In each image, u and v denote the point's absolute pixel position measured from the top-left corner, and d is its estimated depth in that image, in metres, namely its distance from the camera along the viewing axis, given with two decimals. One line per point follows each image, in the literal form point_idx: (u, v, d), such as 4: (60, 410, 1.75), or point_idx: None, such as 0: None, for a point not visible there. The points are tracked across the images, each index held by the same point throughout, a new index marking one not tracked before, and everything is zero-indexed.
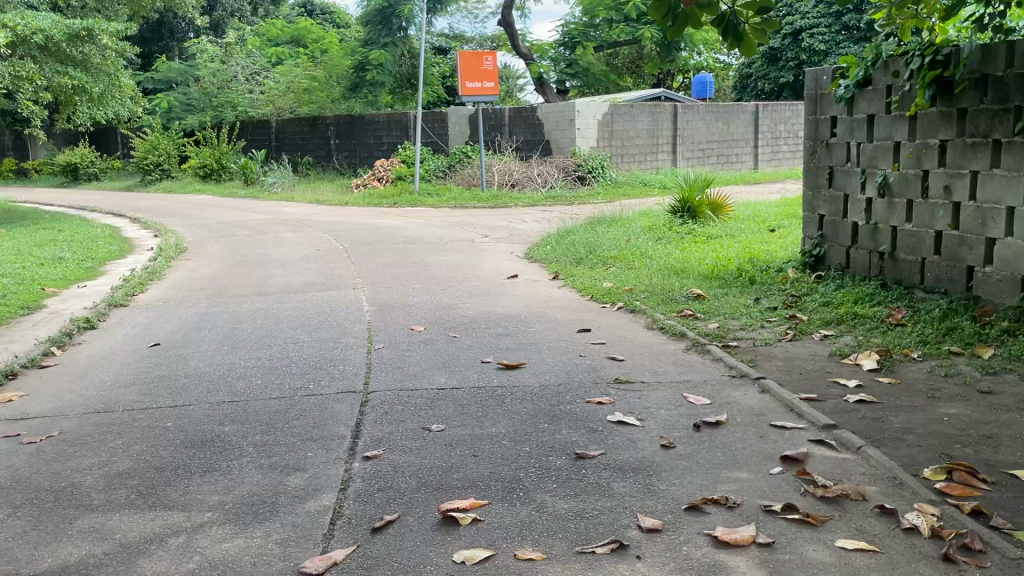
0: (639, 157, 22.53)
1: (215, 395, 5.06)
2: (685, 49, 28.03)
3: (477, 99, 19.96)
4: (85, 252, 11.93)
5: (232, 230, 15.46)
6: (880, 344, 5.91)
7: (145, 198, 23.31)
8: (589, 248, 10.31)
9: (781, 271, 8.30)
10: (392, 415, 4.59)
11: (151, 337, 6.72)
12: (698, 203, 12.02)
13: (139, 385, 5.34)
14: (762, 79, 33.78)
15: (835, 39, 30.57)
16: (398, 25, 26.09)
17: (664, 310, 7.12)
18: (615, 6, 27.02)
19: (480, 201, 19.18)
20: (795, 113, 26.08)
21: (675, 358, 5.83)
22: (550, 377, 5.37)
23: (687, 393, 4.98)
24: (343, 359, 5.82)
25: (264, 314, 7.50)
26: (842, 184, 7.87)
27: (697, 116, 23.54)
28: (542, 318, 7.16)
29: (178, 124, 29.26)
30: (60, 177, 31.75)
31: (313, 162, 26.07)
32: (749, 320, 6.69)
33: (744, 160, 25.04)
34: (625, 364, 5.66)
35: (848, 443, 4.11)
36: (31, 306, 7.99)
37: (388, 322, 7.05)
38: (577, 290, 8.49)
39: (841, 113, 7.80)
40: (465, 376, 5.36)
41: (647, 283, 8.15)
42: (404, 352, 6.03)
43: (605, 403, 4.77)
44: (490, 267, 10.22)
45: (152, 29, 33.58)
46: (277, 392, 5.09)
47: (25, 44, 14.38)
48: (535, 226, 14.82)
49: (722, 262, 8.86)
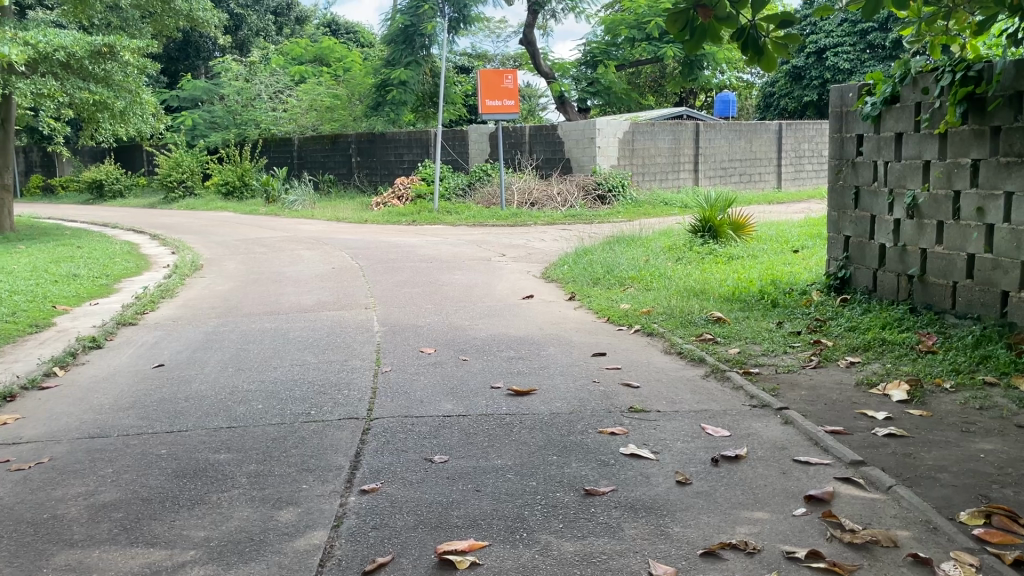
0: (660, 175, 22.29)
1: (213, 421, 4.89)
2: (708, 68, 27.80)
3: (497, 117, 19.85)
4: (101, 269, 11.89)
5: (250, 247, 15.38)
6: (910, 373, 5.63)
7: (167, 215, 23.42)
8: (606, 268, 10.10)
9: (805, 294, 8.03)
10: (394, 444, 4.40)
11: (156, 357, 6.58)
12: (719, 223, 11.77)
13: (138, 408, 5.18)
14: (785, 97, 33.51)
15: (860, 58, 30.25)
16: (420, 44, 26.01)
17: (683, 334, 6.88)
18: (637, 25, 26.86)
19: (499, 219, 19.05)
20: (820, 132, 25.73)
21: (693, 385, 5.58)
22: (561, 404, 5.14)
23: (705, 424, 4.73)
24: (349, 383, 5.63)
25: (272, 334, 7.35)
26: (868, 204, 7.61)
27: (720, 134, 23.29)
28: (557, 341, 6.94)
29: (202, 142, 29.49)
30: (85, 194, 32.09)
31: (334, 180, 26.13)
32: (771, 345, 6.44)
33: (767, 179, 24.72)
34: (640, 391, 5.41)
35: (877, 482, 3.85)
36: (39, 324, 7.91)
37: (398, 343, 6.87)
38: (593, 311, 8.28)
39: (868, 131, 7.56)
40: (473, 403, 5.14)
41: (666, 305, 7.92)
42: (412, 375, 5.84)
43: (619, 433, 4.53)
44: (505, 286, 10.04)
45: (179, 48, 33.94)
46: (277, 418, 4.91)
47: (47, 61, 14.49)
48: (553, 245, 14.64)
49: (743, 284, 8.60)
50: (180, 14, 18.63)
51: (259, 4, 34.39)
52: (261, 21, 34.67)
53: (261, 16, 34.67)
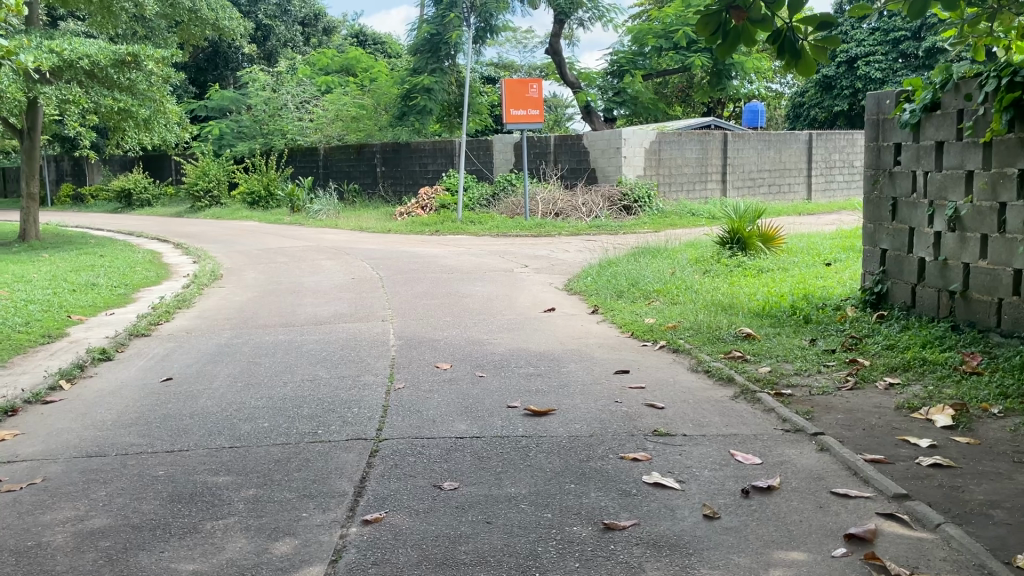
0: (687, 186, 21.92)
1: (216, 440, 4.67)
2: (737, 78, 27.39)
3: (522, 127, 19.63)
4: (121, 278, 11.82)
5: (272, 257, 15.27)
6: (954, 396, 5.27)
7: (194, 224, 23.49)
8: (631, 281, 9.80)
9: (840, 310, 7.68)
10: (401, 468, 4.15)
11: (165, 371, 6.40)
12: (748, 234, 11.42)
13: (140, 426, 4.98)
14: (816, 107, 32.97)
15: (892, 67, 29.73)
16: (446, 53, 25.83)
17: (711, 351, 6.57)
18: (665, 34, 26.55)
19: (523, 229, 18.83)
20: (851, 142, 25.19)
21: (720, 407, 5.27)
22: (580, 426, 4.86)
23: (734, 450, 4.43)
24: (360, 401, 5.39)
25: (286, 347, 7.16)
26: (906, 217, 7.26)
27: (748, 144, 22.89)
28: (579, 357, 6.66)
29: (228, 151, 29.63)
30: (114, 203, 32.39)
31: (359, 190, 26.09)
32: (804, 364, 6.11)
33: (797, 190, 24.25)
34: (664, 413, 5.11)
35: (924, 519, 3.54)
36: (52, 334, 7.80)
37: (413, 358, 6.63)
38: (617, 326, 7.99)
39: (907, 140, 7.22)
40: (487, 424, 4.87)
41: (693, 319, 7.61)
42: (426, 393, 5.58)
43: (642, 459, 4.25)
44: (526, 298, 9.79)
45: (208, 58, 34.22)
46: (282, 438, 4.68)
47: (72, 69, 14.51)
48: (577, 256, 14.35)
49: (774, 298, 8.26)
50: (207, 23, 18.64)
51: (287, 14, 34.58)
52: (289, 32, 34.87)
53: (288, 26, 34.86)
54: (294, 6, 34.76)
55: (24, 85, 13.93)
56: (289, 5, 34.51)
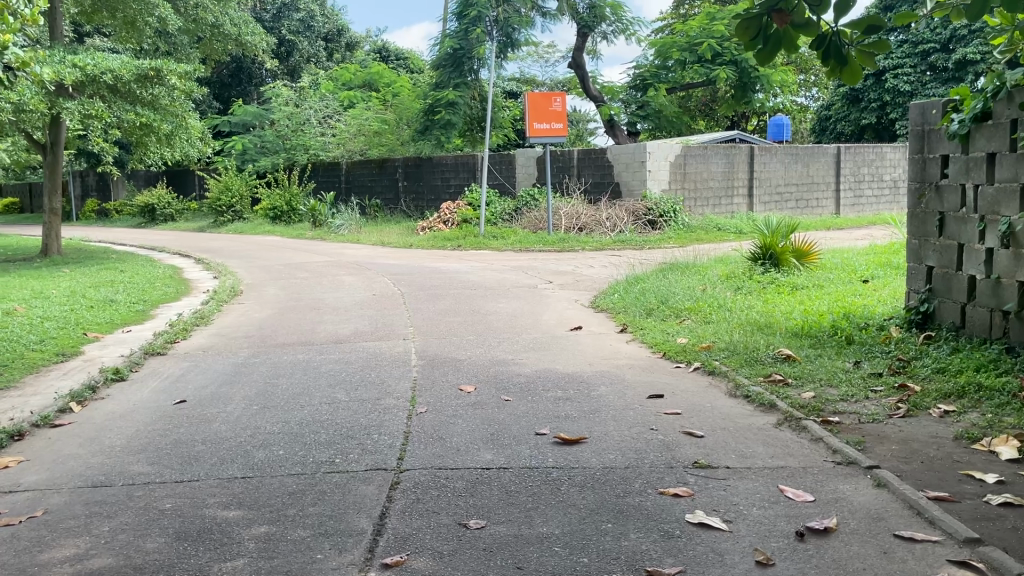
0: (713, 200, 21.54)
1: (229, 469, 4.40)
2: (762, 91, 27.00)
3: (545, 140, 19.38)
4: (140, 294, 11.66)
5: (292, 272, 15.08)
6: (1017, 425, 4.88)
7: (216, 239, 23.45)
8: (661, 298, 9.46)
9: (883, 331, 7.30)
10: (424, 503, 3.86)
11: (178, 393, 6.16)
12: (781, 250, 11.07)
13: (148, 453, 4.73)
14: (842, 121, 32.47)
15: (921, 80, 29.17)
16: (469, 67, 25.68)
17: (749, 374, 6.23)
18: (688, 48, 26.22)
19: (546, 244, 18.55)
20: (880, 156, 24.67)
21: (764, 436, 4.93)
22: (615, 456, 4.54)
23: (784, 485, 4.09)
24: (380, 426, 5.11)
25: (305, 367, 6.91)
26: (955, 232, 6.89)
27: (775, 158, 22.49)
28: (610, 379, 6.35)
29: (251, 166, 29.65)
30: (138, 218, 32.56)
31: (381, 206, 25.99)
32: (850, 389, 5.76)
33: (825, 205, 23.78)
34: (704, 442, 4.78)
35: (1002, 568, 3.18)
36: (66, 353, 7.60)
37: (436, 380, 6.34)
38: (648, 346, 7.66)
39: (954, 151, 6.87)
40: (515, 454, 4.57)
41: (728, 340, 7.27)
42: (449, 418, 5.29)
43: (683, 495, 3.93)
44: (552, 316, 9.50)
45: (232, 74, 34.45)
46: (298, 467, 4.40)
47: (95, 83, 14.48)
48: (602, 272, 14.04)
49: (813, 317, 7.90)
50: (229, 38, 18.62)
51: (310, 30, 34.67)
52: (312, 48, 34.99)
53: (311, 42, 34.99)
54: (318, 22, 34.85)
55: (47, 99, 13.89)
56: (313, 21, 34.60)
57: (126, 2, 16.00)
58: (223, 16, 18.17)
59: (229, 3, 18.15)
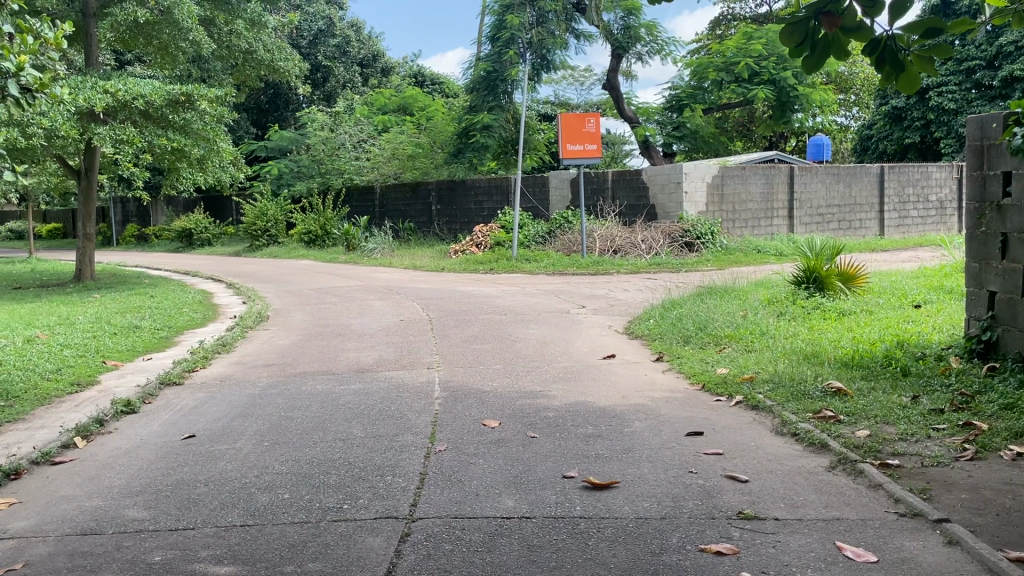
0: (752, 222, 20.97)
1: (228, 515, 4.05)
2: (801, 111, 26.38)
3: (579, 161, 19.03)
4: (165, 320, 11.49)
5: (321, 297, 14.88)
6: None
7: (251, 263, 23.45)
8: (699, 325, 8.99)
9: (942, 361, 6.74)
10: (436, 559, 3.47)
11: (188, 427, 5.87)
12: (826, 273, 10.52)
13: (147, 495, 4.41)
14: (884, 140, 31.67)
15: (967, 98, 28.31)
16: (503, 90, 25.45)
17: (797, 410, 5.74)
18: (725, 67, 25.72)
19: (580, 267, 18.17)
20: (926, 175, 23.82)
21: (815, 481, 4.45)
22: (649, 504, 4.11)
23: (841, 542, 3.63)
24: (395, 467, 4.74)
25: (323, 399, 6.58)
26: (1019, 254, 6.37)
27: (816, 178, 21.87)
28: (645, 415, 5.91)
29: (287, 191, 29.70)
30: (176, 242, 32.86)
31: (414, 228, 25.84)
32: (909, 427, 5.26)
33: (869, 226, 23.03)
34: (749, 488, 4.33)
35: None
36: (83, 383, 7.36)
37: (458, 414, 5.96)
38: (685, 376, 7.20)
39: (1017, 168, 6.38)
40: (540, 500, 4.17)
41: (773, 370, 6.80)
42: (470, 458, 4.91)
43: (726, 553, 3.49)
44: (584, 343, 9.09)
45: (269, 100, 34.84)
46: (301, 514, 4.03)
47: (127, 109, 14.55)
48: (637, 296, 13.59)
49: (864, 346, 7.37)
50: (262, 64, 18.65)
51: (346, 55, 34.91)
52: (348, 73, 35.20)
53: (347, 67, 35.21)
54: (353, 47, 35.08)
55: (79, 125, 13.95)
56: (348, 46, 34.82)
57: (159, 28, 16.11)
58: (257, 42, 18.25)
59: (263, 29, 18.22)
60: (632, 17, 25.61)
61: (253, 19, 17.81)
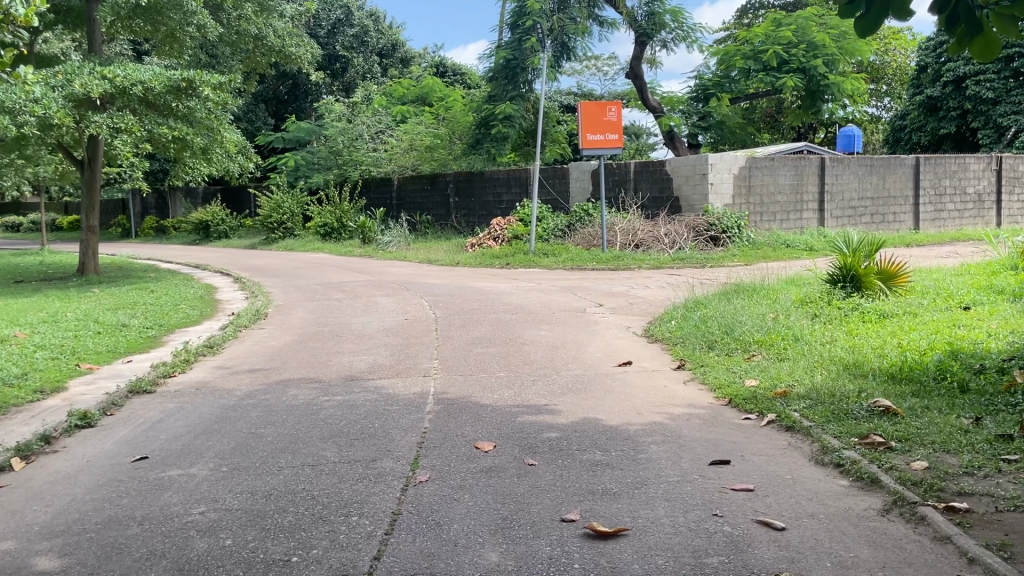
0: (781, 215, 20.02)
1: (152, 570, 3.35)
2: (831, 102, 25.36)
3: (600, 152, 18.19)
4: (158, 317, 10.89)
5: (327, 292, 14.23)
6: None
7: (264, 256, 22.86)
8: (726, 327, 8.18)
9: (1004, 375, 5.87)
10: None
11: (143, 446, 5.18)
12: (865, 271, 9.66)
13: (66, 539, 3.72)
14: (918, 131, 30.44)
15: (1006, 86, 26.95)
16: (524, 79, 24.59)
17: (840, 433, 4.93)
18: (754, 55, 24.68)
19: (600, 262, 17.38)
20: (964, 167, 22.60)
21: (867, 531, 3.67)
22: (664, 561, 3.35)
23: None
24: (364, 504, 4.01)
25: (301, 412, 5.88)
26: None
27: (849, 169, 20.86)
28: (662, 437, 5.13)
29: (303, 182, 28.99)
30: (193, 234, 32.48)
31: (431, 221, 25.12)
32: (975, 457, 4.43)
33: (903, 220, 21.96)
34: (787, 540, 3.55)
35: None
36: (47, 390, 6.71)
37: (449, 434, 5.22)
38: (710, 389, 6.41)
39: None
40: (530, 553, 3.43)
41: (811, 384, 5.99)
42: (455, 492, 4.18)
43: None
44: (598, 347, 8.34)
45: (288, 91, 34.36)
46: (239, 570, 3.32)
47: (125, 97, 13.88)
48: (658, 293, 12.78)
49: (913, 356, 6.51)
50: (273, 50, 18.07)
51: (364, 45, 34.17)
52: (366, 63, 34.56)
53: (365, 57, 34.55)
54: (371, 37, 34.34)
55: (73, 112, 13.32)
56: (366, 36, 34.08)
57: (166, 13, 15.48)
58: (267, 27, 17.59)
59: (273, 14, 17.58)
60: (656, 3, 24.70)
61: (262, 4, 17.09)
